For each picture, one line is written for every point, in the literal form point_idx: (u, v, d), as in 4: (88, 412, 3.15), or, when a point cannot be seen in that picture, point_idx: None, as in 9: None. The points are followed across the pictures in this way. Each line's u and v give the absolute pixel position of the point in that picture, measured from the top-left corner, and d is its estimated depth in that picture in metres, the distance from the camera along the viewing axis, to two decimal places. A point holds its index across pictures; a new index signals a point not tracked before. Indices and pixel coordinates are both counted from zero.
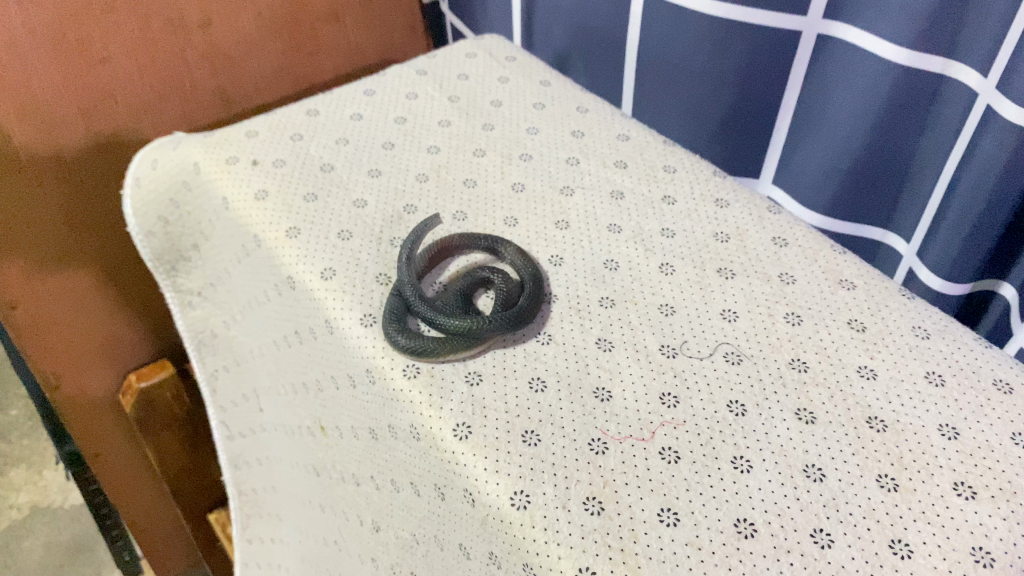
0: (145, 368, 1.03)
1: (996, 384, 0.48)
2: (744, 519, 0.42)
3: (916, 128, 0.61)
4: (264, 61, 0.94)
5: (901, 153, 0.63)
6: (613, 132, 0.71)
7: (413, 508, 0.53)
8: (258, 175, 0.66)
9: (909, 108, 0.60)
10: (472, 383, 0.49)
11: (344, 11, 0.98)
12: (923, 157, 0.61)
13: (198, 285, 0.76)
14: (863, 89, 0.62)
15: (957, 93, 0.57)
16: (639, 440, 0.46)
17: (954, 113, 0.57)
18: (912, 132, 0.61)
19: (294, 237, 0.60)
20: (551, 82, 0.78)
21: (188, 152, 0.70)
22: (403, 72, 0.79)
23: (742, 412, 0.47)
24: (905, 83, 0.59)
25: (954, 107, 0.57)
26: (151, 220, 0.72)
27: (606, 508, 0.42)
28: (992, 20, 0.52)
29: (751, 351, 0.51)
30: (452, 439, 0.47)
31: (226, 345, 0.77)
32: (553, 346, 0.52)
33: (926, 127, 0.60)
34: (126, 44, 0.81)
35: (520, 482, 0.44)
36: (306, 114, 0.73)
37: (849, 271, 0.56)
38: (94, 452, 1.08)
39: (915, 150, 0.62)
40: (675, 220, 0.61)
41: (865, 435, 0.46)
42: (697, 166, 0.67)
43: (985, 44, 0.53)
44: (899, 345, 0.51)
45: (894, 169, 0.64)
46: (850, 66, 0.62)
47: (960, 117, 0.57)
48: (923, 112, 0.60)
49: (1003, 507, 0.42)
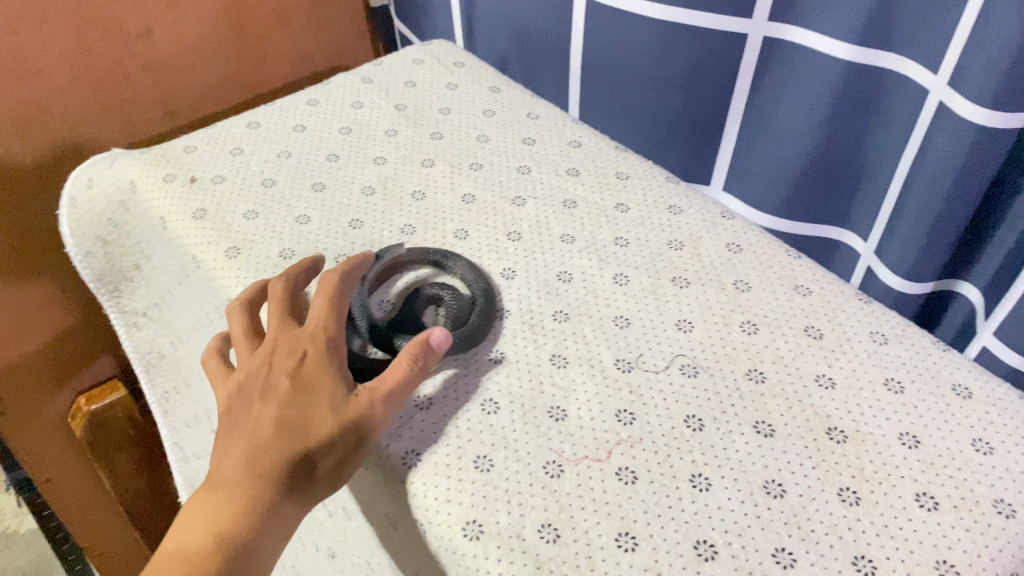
0: (96, 389, 0.99)
1: (955, 388, 0.48)
2: (705, 540, 0.40)
3: (870, 126, 0.60)
4: (210, 69, 0.91)
5: (855, 152, 0.62)
6: (565, 139, 0.69)
7: (366, 537, 0.51)
8: (197, 194, 0.63)
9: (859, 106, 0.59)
10: (422, 407, 0.47)
11: (291, 15, 0.95)
12: (878, 156, 0.61)
13: (141, 306, 0.74)
14: (813, 90, 0.61)
15: (909, 90, 0.55)
16: (595, 460, 0.44)
17: (907, 110, 0.56)
18: (866, 130, 0.60)
19: (234, 257, 0.58)
20: (501, 87, 0.76)
21: (125, 170, 0.68)
22: (348, 81, 0.76)
23: (699, 427, 0.46)
24: (861, 78, 0.58)
25: (907, 108, 0.56)
26: (89, 241, 0.69)
27: (562, 535, 0.41)
28: (938, 21, 0.51)
29: (707, 364, 0.50)
30: (401, 468, 0.45)
31: (174, 366, 0.75)
32: (505, 364, 0.50)
33: (880, 125, 0.59)
34: (62, 56, 0.77)
35: (473, 511, 0.42)
36: (246, 127, 0.70)
37: (805, 277, 0.56)
38: (46, 478, 1.03)
39: None
40: (628, 228, 0.60)
41: (825, 447, 0.45)
42: (649, 171, 0.66)
43: (932, 45, 0.52)
44: (857, 352, 0.50)
45: (850, 167, 0.63)
46: (798, 68, 0.62)
47: (910, 116, 0.56)
48: (879, 108, 0.59)
49: (966, 518, 0.41)
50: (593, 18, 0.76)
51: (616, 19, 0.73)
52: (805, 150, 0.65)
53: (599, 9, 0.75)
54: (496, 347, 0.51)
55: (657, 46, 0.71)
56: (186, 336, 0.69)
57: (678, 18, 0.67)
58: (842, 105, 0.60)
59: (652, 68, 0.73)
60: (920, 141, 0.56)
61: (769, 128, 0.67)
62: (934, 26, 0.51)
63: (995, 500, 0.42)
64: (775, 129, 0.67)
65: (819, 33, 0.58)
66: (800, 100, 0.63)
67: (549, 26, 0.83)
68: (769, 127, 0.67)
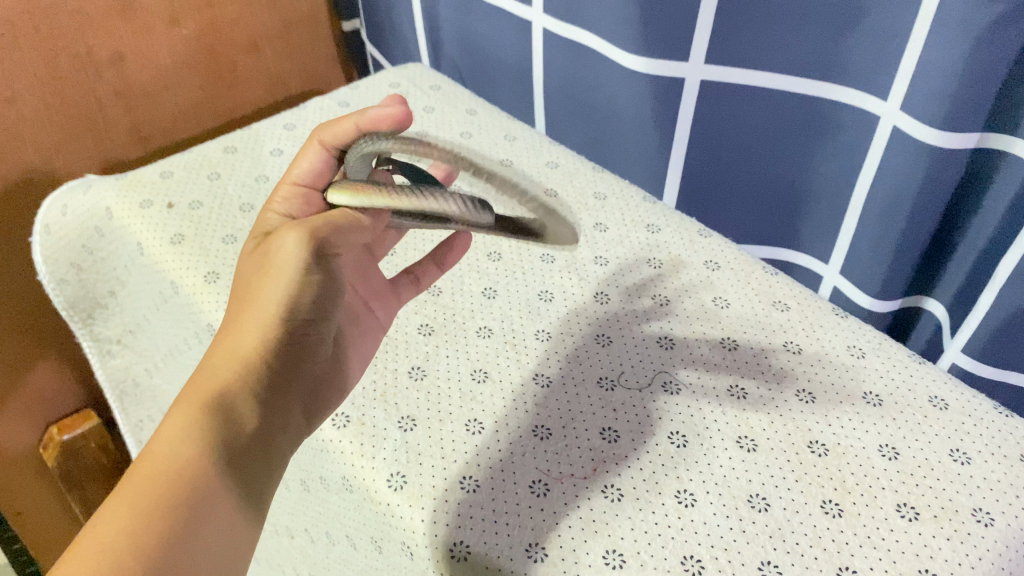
0: (69, 419, 0.96)
1: (932, 400, 0.48)
2: (691, 556, 0.40)
3: (822, 156, 0.61)
4: (181, 95, 0.91)
5: (809, 181, 0.63)
6: (541, 160, 0.70)
7: (350, 562, 0.51)
8: (174, 220, 0.63)
9: (813, 133, 0.60)
10: (406, 429, 0.47)
11: (263, 40, 0.95)
12: (831, 181, 0.61)
13: (116, 333, 0.73)
14: (766, 122, 0.62)
15: (859, 117, 0.56)
16: (580, 479, 0.44)
17: (860, 140, 0.57)
18: (819, 157, 0.61)
19: (212, 281, 0.58)
20: (477, 110, 0.77)
21: (100, 196, 0.67)
22: (323, 104, 0.77)
23: (683, 444, 0.46)
24: (812, 110, 0.59)
25: (860, 135, 0.57)
26: (63, 268, 0.68)
27: (550, 555, 0.41)
28: (883, 54, 0.52)
29: (689, 381, 0.50)
30: (386, 491, 0.44)
31: (149, 393, 0.74)
32: (489, 384, 0.50)
33: (830, 156, 0.60)
34: (30, 84, 0.76)
35: (460, 533, 0.42)
36: (223, 151, 0.70)
37: (781, 293, 0.56)
38: (15, 511, 0.99)
39: (823, 177, 0.62)
40: (607, 247, 0.61)
41: (807, 460, 0.45)
42: (626, 191, 0.67)
43: (880, 76, 0.53)
44: (835, 365, 0.51)
45: (805, 194, 0.64)
46: (743, 105, 0.63)
47: (863, 145, 0.57)
48: (830, 141, 0.59)
49: (946, 527, 0.41)
50: (554, 45, 0.77)
51: (575, 47, 0.74)
52: (761, 178, 0.66)
53: (560, 39, 0.75)
54: (480, 366, 0.51)
55: (615, 74, 0.71)
56: (163, 363, 0.68)
57: (628, 53, 0.68)
58: (796, 134, 0.61)
59: (612, 95, 0.73)
60: (874, 169, 0.57)
61: (721, 165, 0.68)
62: (880, 57, 0.52)
63: (975, 509, 0.42)
64: (725, 160, 0.68)
65: (766, 71, 0.59)
66: (752, 132, 0.64)
67: (512, 52, 0.83)
68: (719, 159, 0.68)
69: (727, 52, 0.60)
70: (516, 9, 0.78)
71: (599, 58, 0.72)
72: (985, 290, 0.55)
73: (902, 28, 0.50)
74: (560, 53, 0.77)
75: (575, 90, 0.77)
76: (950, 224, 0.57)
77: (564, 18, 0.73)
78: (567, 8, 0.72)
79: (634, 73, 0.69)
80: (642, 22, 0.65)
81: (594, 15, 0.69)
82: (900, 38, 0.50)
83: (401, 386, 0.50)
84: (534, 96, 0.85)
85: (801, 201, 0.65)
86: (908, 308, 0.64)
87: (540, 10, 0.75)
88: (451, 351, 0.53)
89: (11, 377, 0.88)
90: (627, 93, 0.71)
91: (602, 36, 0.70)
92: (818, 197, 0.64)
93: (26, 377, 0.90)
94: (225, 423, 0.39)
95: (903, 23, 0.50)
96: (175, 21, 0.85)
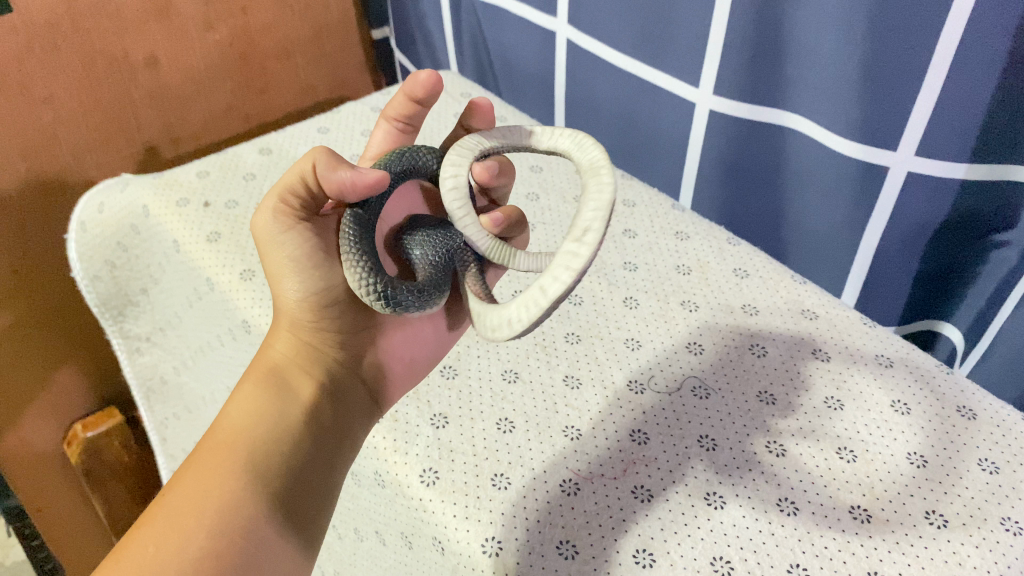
0: (92, 417, 0.96)
1: (960, 410, 0.48)
2: (721, 557, 0.41)
3: (834, 203, 0.60)
4: (214, 98, 0.92)
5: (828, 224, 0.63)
6: (571, 167, 0.72)
7: (378, 558, 0.52)
8: (211, 218, 0.64)
9: (820, 176, 0.60)
10: (438, 426, 0.48)
11: (294, 47, 0.96)
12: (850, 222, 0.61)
13: (146, 329, 0.74)
14: (782, 157, 0.62)
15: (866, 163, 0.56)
16: (610, 479, 0.45)
17: (870, 190, 0.57)
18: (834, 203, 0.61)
19: (248, 279, 0.59)
20: (508, 118, 0.79)
21: (137, 194, 0.68)
22: (357, 109, 0.78)
23: (713, 447, 0.47)
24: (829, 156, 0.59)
25: (870, 184, 0.57)
26: (97, 265, 0.69)
27: (581, 552, 0.41)
28: (895, 106, 0.51)
29: (718, 386, 0.51)
30: (418, 486, 0.45)
31: (176, 391, 0.75)
32: (520, 384, 0.51)
33: (842, 205, 0.60)
34: (68, 84, 0.77)
35: (492, 529, 0.42)
36: (258, 153, 0.72)
37: (810, 302, 0.57)
38: (37, 507, 0.98)
39: (832, 230, 0.62)
40: (636, 254, 0.62)
41: (836, 467, 0.45)
42: (655, 199, 0.68)
43: (878, 125, 0.53)
44: (863, 371, 0.51)
45: (812, 234, 0.65)
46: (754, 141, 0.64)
47: (874, 194, 0.57)
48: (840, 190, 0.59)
49: (975, 535, 0.41)
50: (575, 57, 0.78)
51: (598, 60, 0.75)
52: (772, 205, 0.67)
53: (581, 53, 0.77)
54: (511, 367, 0.52)
55: (637, 87, 0.72)
56: (193, 361, 0.69)
57: (646, 71, 0.69)
58: (812, 182, 0.61)
59: (633, 107, 0.74)
60: (890, 213, 0.57)
61: (734, 195, 0.69)
62: (896, 106, 0.52)
63: (1003, 518, 0.42)
64: (735, 185, 0.68)
65: (784, 112, 0.60)
66: (767, 167, 0.64)
67: (538, 62, 0.84)
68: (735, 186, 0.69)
69: (734, 83, 0.62)
70: (541, 19, 0.79)
71: (620, 72, 0.73)
72: (990, 310, 0.56)
73: (915, 76, 0.49)
74: (581, 66, 0.78)
75: (597, 102, 0.78)
76: (958, 267, 0.57)
77: (586, 30, 0.74)
78: (589, 20, 0.73)
79: (654, 88, 0.70)
80: (662, 39, 0.66)
81: (613, 30, 0.70)
82: (908, 83, 0.50)
83: (433, 385, 0.51)
84: (556, 107, 0.85)
85: (812, 245, 0.65)
86: (929, 329, 0.62)
87: (564, 22, 0.76)
88: (482, 352, 0.54)
89: (35, 378, 0.89)
90: (647, 107, 0.72)
91: (624, 51, 0.71)
92: (826, 245, 0.64)
93: (50, 376, 0.90)
94: (278, 413, 0.44)
95: (915, 68, 0.49)
96: (211, 25, 0.86)
